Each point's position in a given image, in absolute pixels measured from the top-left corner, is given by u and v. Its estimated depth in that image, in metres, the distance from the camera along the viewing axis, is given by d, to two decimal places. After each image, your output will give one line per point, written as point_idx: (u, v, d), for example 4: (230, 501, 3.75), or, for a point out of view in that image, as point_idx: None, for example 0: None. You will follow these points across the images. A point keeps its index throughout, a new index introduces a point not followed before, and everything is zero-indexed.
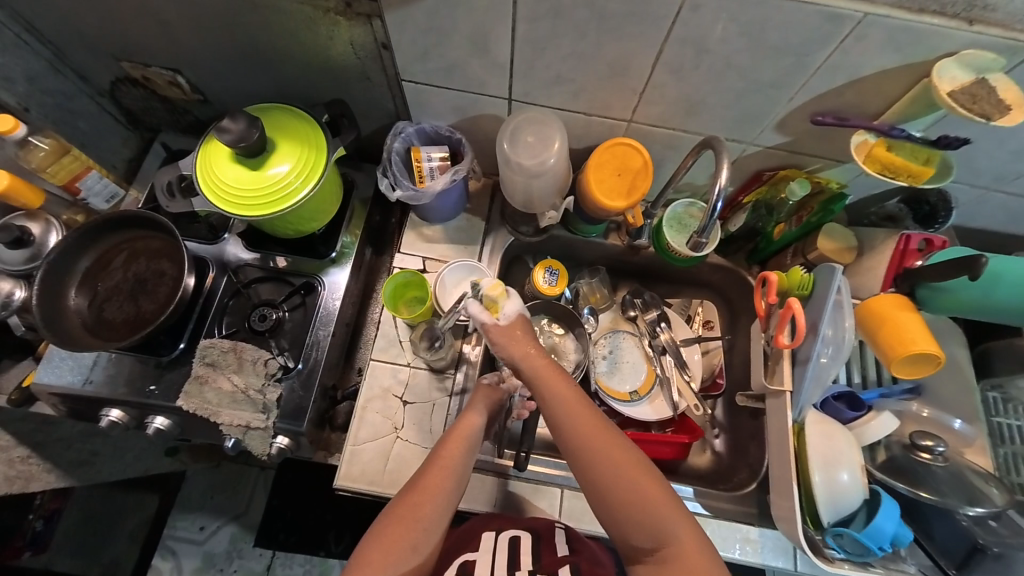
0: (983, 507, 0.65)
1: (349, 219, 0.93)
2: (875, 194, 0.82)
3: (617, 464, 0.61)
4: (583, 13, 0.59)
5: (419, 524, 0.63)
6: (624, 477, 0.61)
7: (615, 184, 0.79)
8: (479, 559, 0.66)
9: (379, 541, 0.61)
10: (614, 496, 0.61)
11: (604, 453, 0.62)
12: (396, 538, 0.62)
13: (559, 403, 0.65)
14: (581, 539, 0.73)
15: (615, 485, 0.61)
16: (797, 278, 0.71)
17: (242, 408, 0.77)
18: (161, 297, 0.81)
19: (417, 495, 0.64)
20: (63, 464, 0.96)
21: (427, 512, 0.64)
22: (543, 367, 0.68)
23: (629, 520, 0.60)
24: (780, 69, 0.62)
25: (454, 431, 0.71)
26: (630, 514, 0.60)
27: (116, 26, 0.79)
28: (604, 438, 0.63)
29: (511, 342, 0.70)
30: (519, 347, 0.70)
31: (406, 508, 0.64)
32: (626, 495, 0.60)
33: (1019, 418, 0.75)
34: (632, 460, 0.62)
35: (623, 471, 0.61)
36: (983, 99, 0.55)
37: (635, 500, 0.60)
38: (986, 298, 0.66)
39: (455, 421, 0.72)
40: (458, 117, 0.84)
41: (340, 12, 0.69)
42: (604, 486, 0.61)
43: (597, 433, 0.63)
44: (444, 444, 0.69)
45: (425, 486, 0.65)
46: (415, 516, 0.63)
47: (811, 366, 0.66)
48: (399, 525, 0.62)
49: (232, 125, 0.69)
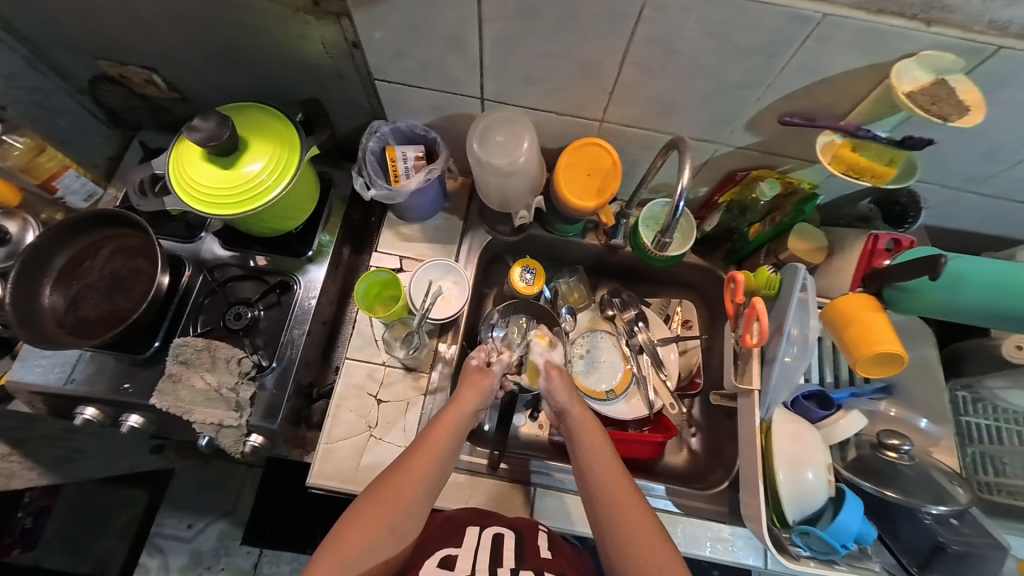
0: (947, 505, 0.65)
1: (327, 216, 0.93)
2: (848, 195, 0.83)
3: (627, 508, 0.63)
4: (549, 12, 0.59)
5: (398, 507, 0.63)
6: (626, 515, 0.63)
7: (585, 184, 0.79)
8: (460, 555, 0.65)
9: (357, 520, 0.61)
10: (611, 517, 0.63)
11: (611, 487, 0.65)
12: (374, 519, 0.62)
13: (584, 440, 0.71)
14: (560, 543, 0.74)
15: (617, 521, 0.62)
16: (765, 277, 0.72)
17: (216, 406, 0.78)
18: (137, 295, 0.81)
19: (400, 478, 0.65)
20: (45, 462, 0.96)
21: (409, 496, 0.64)
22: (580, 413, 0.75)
23: (620, 545, 0.61)
24: (748, 69, 0.62)
25: (443, 416, 0.72)
26: (627, 547, 0.61)
27: (91, 24, 0.79)
28: (612, 471, 0.67)
29: (561, 381, 0.79)
30: (566, 389, 0.78)
31: (387, 491, 0.64)
32: (629, 537, 0.61)
33: (991, 418, 0.76)
34: (638, 512, 0.63)
35: (624, 503, 0.64)
36: (942, 100, 0.55)
37: (627, 527, 0.62)
38: (950, 298, 0.65)
39: (446, 405, 0.73)
40: (434, 116, 0.84)
41: (310, 11, 0.69)
42: (605, 509, 0.64)
43: (608, 464, 0.68)
44: (432, 429, 0.70)
45: (409, 469, 0.66)
46: (398, 498, 0.63)
47: (776, 365, 0.67)
48: (380, 504, 0.63)
49: (203, 124, 0.69)
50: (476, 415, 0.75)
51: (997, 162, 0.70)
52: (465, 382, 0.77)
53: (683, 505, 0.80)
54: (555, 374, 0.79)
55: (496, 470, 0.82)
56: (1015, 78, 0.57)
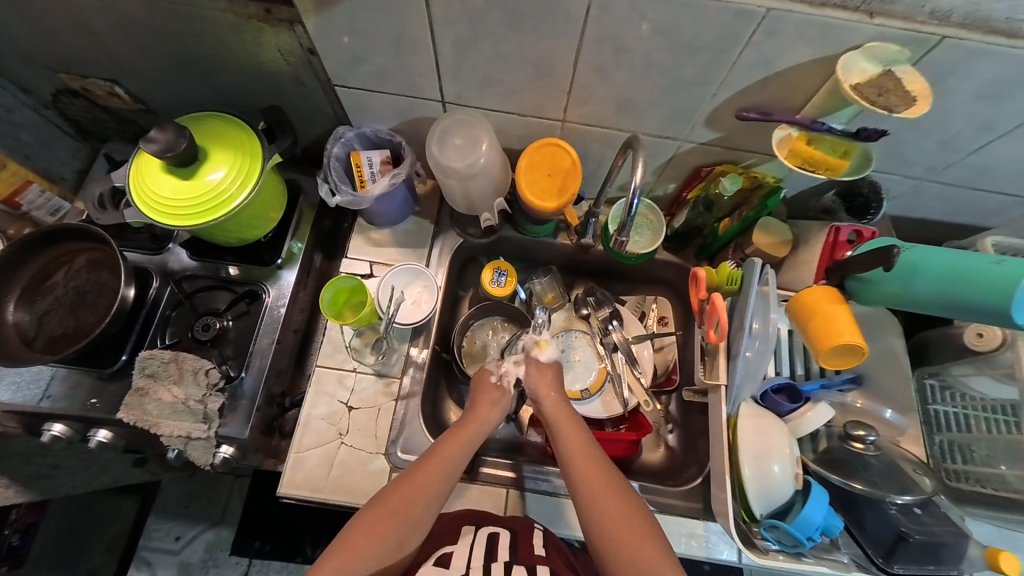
0: (912, 495, 0.66)
1: (296, 224, 0.93)
2: (813, 187, 0.84)
3: (606, 493, 0.65)
4: (499, 13, 0.59)
5: (404, 518, 0.62)
6: (615, 529, 0.62)
7: (547, 185, 0.79)
8: (456, 553, 0.64)
9: (363, 526, 0.61)
10: (600, 527, 0.63)
11: (589, 473, 0.67)
12: (380, 527, 0.61)
13: (572, 442, 0.70)
14: (558, 545, 0.72)
15: (597, 508, 0.64)
16: (726, 273, 0.74)
17: (182, 419, 0.76)
18: (101, 309, 0.80)
19: (408, 489, 0.64)
20: (20, 479, 0.91)
21: (416, 508, 0.63)
22: (558, 409, 0.75)
23: (600, 530, 0.63)
24: (701, 66, 0.62)
25: (460, 430, 0.71)
26: (609, 534, 0.62)
27: (45, 35, 0.78)
28: (603, 479, 0.66)
29: (542, 378, 0.79)
30: (546, 385, 0.78)
31: (396, 501, 0.63)
32: (612, 524, 0.62)
33: (955, 406, 0.77)
34: (629, 519, 0.63)
35: (613, 515, 0.63)
36: (889, 91, 0.56)
37: (617, 546, 0.61)
38: (908, 290, 0.65)
39: (464, 418, 0.74)
40: (398, 121, 0.84)
41: (263, 19, 0.69)
42: (595, 518, 0.63)
43: (597, 474, 0.67)
44: (445, 440, 0.70)
45: (417, 479, 0.65)
46: (406, 511, 0.63)
47: (739, 361, 0.69)
48: (387, 513, 0.62)
49: (159, 135, 0.68)
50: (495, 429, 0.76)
51: (955, 150, 0.70)
52: (483, 396, 0.77)
53: (658, 505, 0.80)
54: (535, 368, 0.80)
55: (471, 473, 0.82)
56: (962, 67, 0.57)
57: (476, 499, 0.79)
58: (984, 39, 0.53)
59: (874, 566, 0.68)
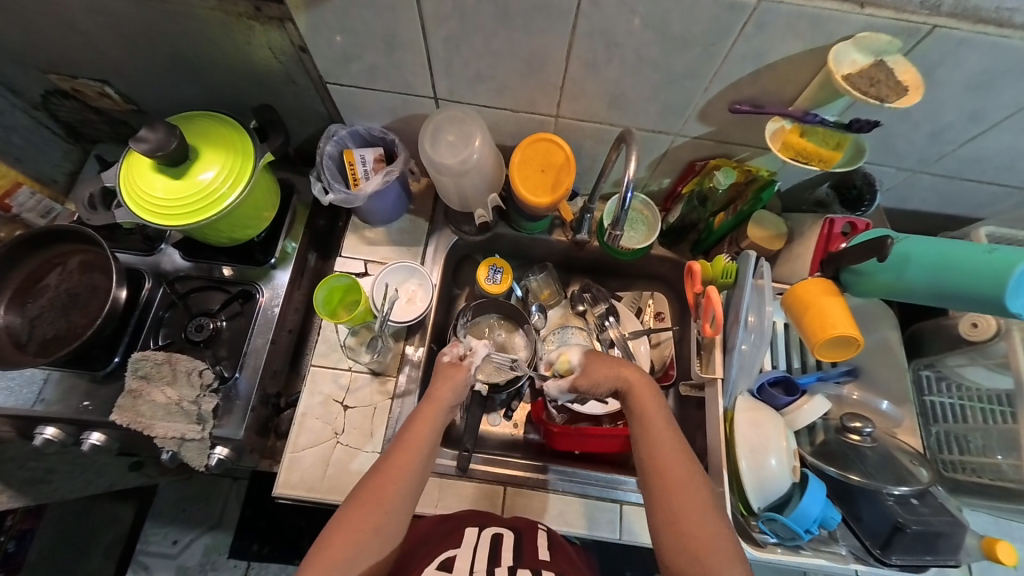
0: (908, 486, 0.67)
1: (290, 223, 0.92)
2: (807, 180, 0.84)
3: (681, 481, 0.59)
4: (488, 10, 0.59)
5: (383, 506, 0.59)
6: (686, 522, 0.56)
7: (540, 180, 0.79)
8: (459, 555, 0.61)
9: (340, 523, 0.58)
10: (673, 520, 0.57)
11: (667, 453, 0.61)
12: (358, 523, 0.57)
13: (649, 419, 0.65)
14: (562, 545, 0.69)
15: (671, 493, 0.58)
16: (722, 266, 0.75)
17: (176, 420, 0.76)
18: (92, 311, 0.79)
19: (381, 477, 0.60)
20: (15, 484, 0.90)
21: (392, 494, 0.60)
22: (635, 384, 0.69)
23: (667, 516, 0.57)
24: (693, 60, 0.62)
25: (421, 411, 0.67)
26: (676, 522, 0.57)
27: (34, 36, 0.77)
28: (679, 464, 0.60)
29: (601, 364, 0.73)
30: (605, 366, 0.72)
31: (368, 492, 0.60)
32: (685, 514, 0.57)
33: (951, 396, 0.78)
34: (702, 511, 0.57)
35: (684, 505, 0.57)
36: (880, 82, 0.56)
37: (680, 534, 0.56)
38: (902, 281, 0.65)
39: (421, 401, 0.69)
40: (391, 118, 0.84)
41: (253, 16, 0.69)
42: (663, 503, 0.58)
43: (674, 458, 0.61)
44: (409, 428, 0.65)
45: (389, 469, 0.61)
46: (379, 499, 0.59)
47: (735, 354, 0.69)
48: (361, 507, 0.59)
49: (149, 135, 0.68)
50: (453, 410, 0.70)
51: (947, 141, 0.70)
52: (437, 378, 0.72)
53: None
54: (592, 358, 0.74)
55: (466, 471, 0.81)
56: (952, 58, 0.57)
57: (473, 499, 0.79)
58: (974, 28, 0.53)
59: (871, 557, 0.67)
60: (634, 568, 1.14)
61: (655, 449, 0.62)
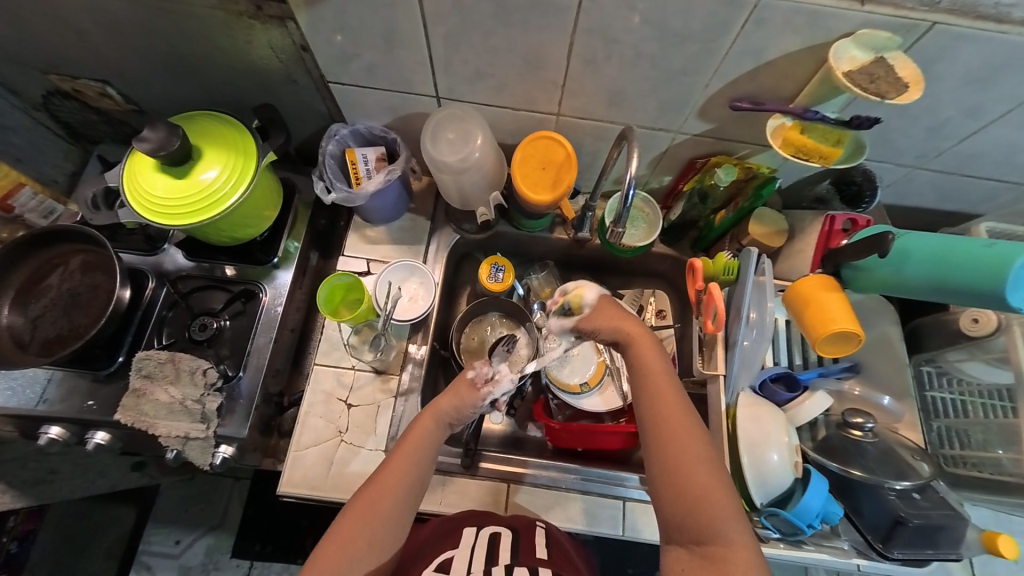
0: (909, 480, 0.67)
1: (292, 223, 0.92)
2: (807, 177, 0.84)
3: (677, 435, 0.57)
4: (488, 7, 0.59)
5: (376, 518, 0.59)
6: (680, 477, 0.54)
7: (541, 178, 0.79)
8: (457, 556, 0.61)
9: (333, 537, 0.57)
10: (671, 477, 0.55)
11: (663, 407, 0.59)
12: (352, 536, 0.57)
13: (647, 371, 0.63)
14: (561, 542, 0.70)
15: (668, 448, 0.56)
16: (722, 263, 0.74)
17: (179, 419, 0.76)
18: (95, 311, 0.79)
19: (375, 489, 0.61)
20: (17, 485, 0.90)
21: (385, 505, 0.60)
22: (632, 334, 0.66)
23: (663, 472, 0.56)
24: (692, 56, 0.62)
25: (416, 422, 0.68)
26: (672, 478, 0.55)
27: (32, 36, 0.77)
28: (678, 420, 0.58)
29: (608, 312, 0.71)
30: (609, 315, 0.70)
31: (363, 504, 0.59)
32: (681, 468, 0.55)
33: (951, 391, 0.78)
34: (700, 463, 0.54)
35: (678, 459, 0.55)
36: (880, 77, 0.56)
37: (677, 490, 0.54)
38: (901, 276, 0.66)
39: (419, 412, 0.69)
40: (391, 117, 0.84)
41: (253, 15, 0.69)
42: (659, 459, 0.56)
43: (671, 411, 0.58)
44: (403, 439, 0.66)
45: (383, 479, 0.62)
46: (373, 510, 0.59)
47: (736, 350, 0.70)
48: (355, 519, 0.58)
49: (151, 134, 0.68)
50: (450, 424, 0.69)
51: (945, 137, 0.71)
52: (449, 391, 0.71)
53: None
54: (602, 303, 0.73)
55: (469, 468, 0.81)
56: (950, 53, 0.57)
57: (477, 495, 0.79)
58: (972, 24, 0.53)
59: (873, 551, 0.68)
60: (635, 566, 1.14)
61: (655, 410, 0.59)
